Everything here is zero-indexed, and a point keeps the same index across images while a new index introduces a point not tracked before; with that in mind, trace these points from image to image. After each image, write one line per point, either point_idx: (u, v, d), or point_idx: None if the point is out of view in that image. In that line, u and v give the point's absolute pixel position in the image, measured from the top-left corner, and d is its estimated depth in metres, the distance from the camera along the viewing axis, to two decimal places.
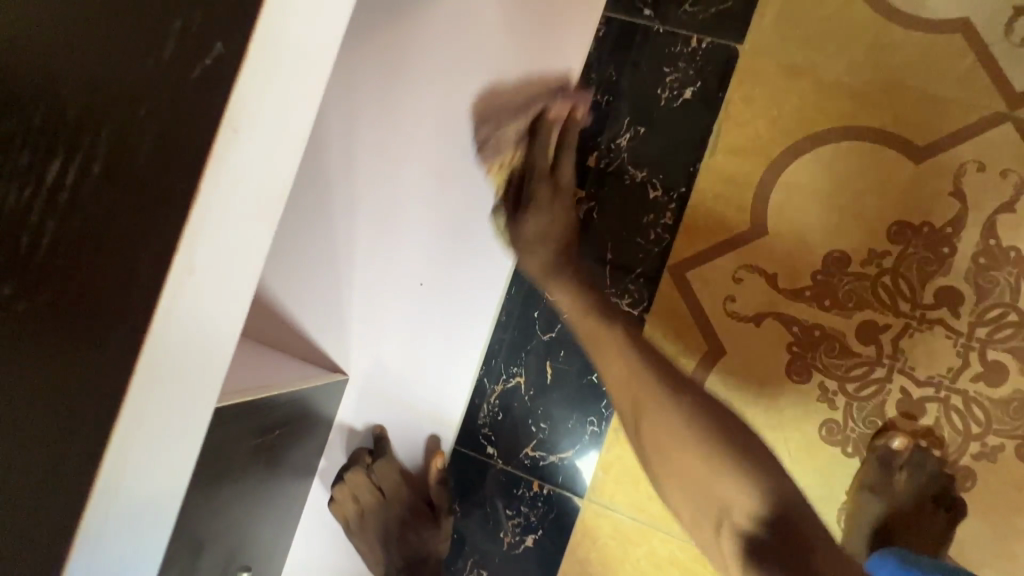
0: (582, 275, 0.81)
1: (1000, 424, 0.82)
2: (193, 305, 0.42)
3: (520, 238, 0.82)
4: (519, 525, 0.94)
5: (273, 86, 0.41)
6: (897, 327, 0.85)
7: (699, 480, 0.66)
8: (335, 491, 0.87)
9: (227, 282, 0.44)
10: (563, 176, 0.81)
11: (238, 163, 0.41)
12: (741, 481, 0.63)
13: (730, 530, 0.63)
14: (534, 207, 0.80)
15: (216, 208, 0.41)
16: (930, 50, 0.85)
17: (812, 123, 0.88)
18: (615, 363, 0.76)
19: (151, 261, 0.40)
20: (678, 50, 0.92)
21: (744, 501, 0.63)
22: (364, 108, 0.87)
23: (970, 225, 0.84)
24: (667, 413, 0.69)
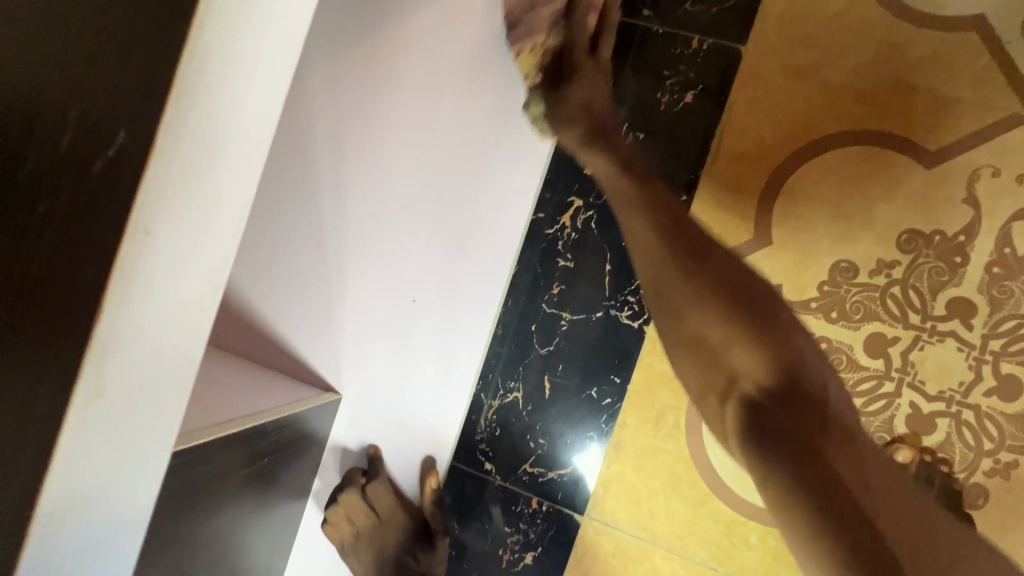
0: (615, 139, 0.74)
1: (1014, 439, 0.79)
2: (107, 420, 0.35)
3: (552, 116, 0.81)
4: (518, 543, 0.93)
5: (201, 150, 0.35)
6: (907, 340, 0.82)
7: (707, 348, 0.50)
8: (330, 513, 0.84)
9: (142, 380, 0.37)
10: (597, 58, 0.81)
11: (162, 244, 0.35)
12: (754, 344, 0.47)
13: (736, 398, 0.47)
14: (576, 81, 0.78)
15: (133, 297, 0.34)
16: (943, 50, 0.81)
17: (819, 127, 0.85)
18: (633, 221, 0.62)
19: (66, 323, 0.32)
20: (679, 53, 0.89)
21: (759, 371, 0.46)
22: (350, 119, 0.76)
23: (984, 234, 0.80)
24: (681, 288, 0.53)
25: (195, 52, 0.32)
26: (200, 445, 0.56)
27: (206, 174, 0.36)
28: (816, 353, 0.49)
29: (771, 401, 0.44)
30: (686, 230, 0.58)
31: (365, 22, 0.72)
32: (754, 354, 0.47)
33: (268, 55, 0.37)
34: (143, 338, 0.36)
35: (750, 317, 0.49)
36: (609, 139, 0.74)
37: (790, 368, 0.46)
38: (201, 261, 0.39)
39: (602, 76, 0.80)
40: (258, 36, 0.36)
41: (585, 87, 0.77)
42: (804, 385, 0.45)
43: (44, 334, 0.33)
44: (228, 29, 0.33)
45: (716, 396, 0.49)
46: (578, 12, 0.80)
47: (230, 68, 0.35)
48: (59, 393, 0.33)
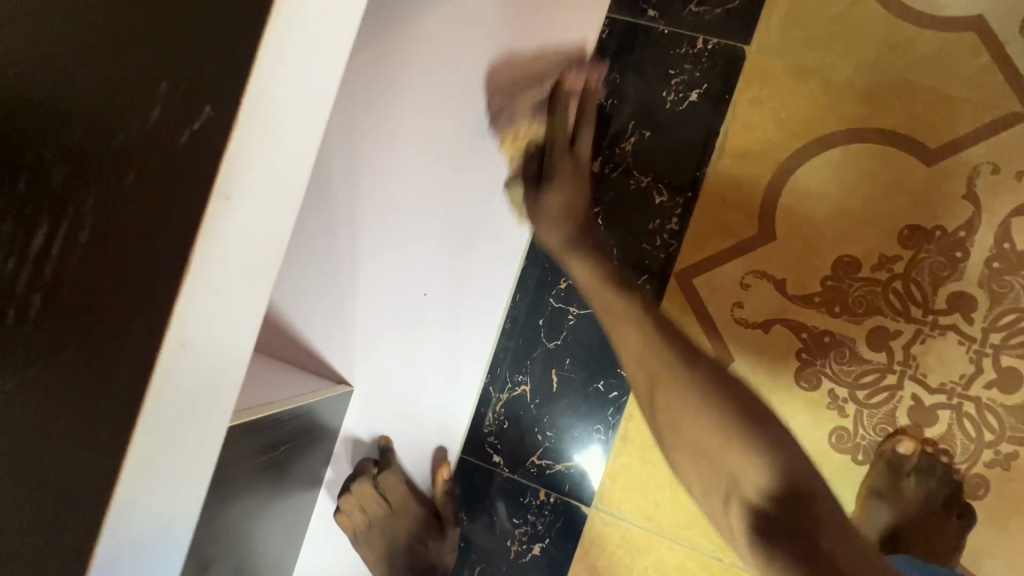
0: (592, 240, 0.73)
1: (1014, 431, 0.81)
2: (186, 381, 0.38)
3: (534, 216, 0.77)
4: (526, 534, 0.94)
5: (267, 145, 0.37)
6: (908, 333, 0.84)
7: (710, 448, 0.55)
8: (342, 500, 0.87)
9: (219, 342, 0.40)
10: (580, 153, 0.76)
11: (230, 232, 0.37)
12: (752, 452, 0.52)
13: (736, 500, 0.52)
14: (556, 185, 0.74)
15: (207, 280, 0.37)
16: (944, 50, 0.83)
17: (821, 125, 0.87)
18: (626, 329, 0.66)
19: (145, 300, 0.36)
20: (684, 52, 0.91)
21: (756, 474, 0.51)
22: (364, 123, 0.86)
23: (984, 229, 0.82)
24: (678, 387, 0.59)
25: (267, 54, 0.35)
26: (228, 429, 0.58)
27: (277, 147, 0.38)
28: (794, 444, 0.54)
29: (772, 502, 0.50)
30: (664, 322, 0.66)
31: (383, 44, 0.85)
32: (750, 459, 0.52)
33: (322, 50, 0.39)
34: (220, 303, 0.39)
35: (741, 418, 0.54)
36: (587, 242, 0.73)
37: (786, 469, 0.51)
38: (268, 231, 0.41)
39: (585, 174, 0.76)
40: (320, 24, 0.38)
41: (565, 193, 0.73)
42: (801, 488, 0.50)
43: (112, 306, 0.36)
44: (289, 30, 0.36)
45: (717, 486, 0.54)
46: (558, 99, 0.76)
47: (290, 66, 0.37)
48: (131, 364, 0.36)
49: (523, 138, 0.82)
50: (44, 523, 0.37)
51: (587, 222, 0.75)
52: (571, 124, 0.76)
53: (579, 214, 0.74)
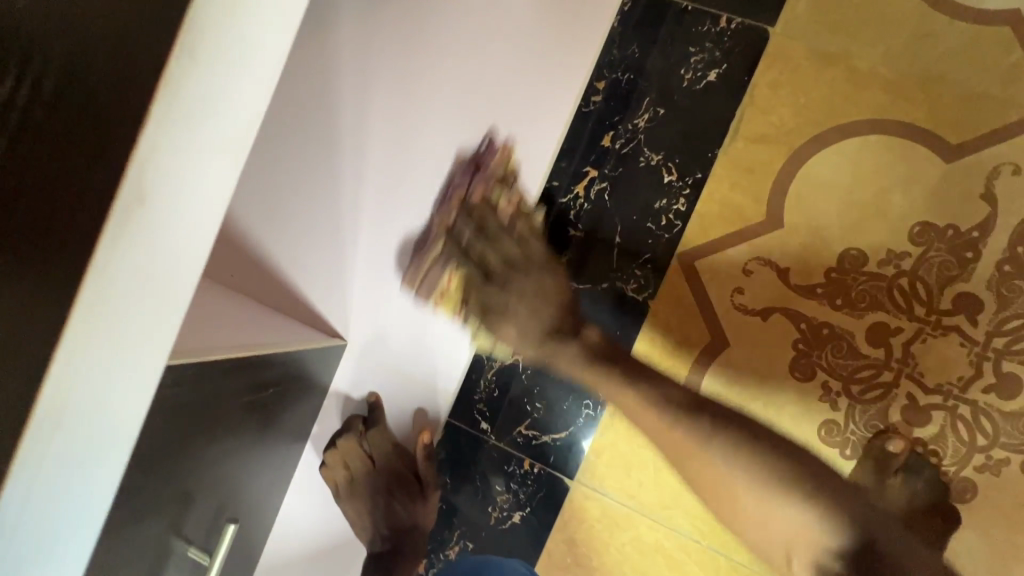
0: (578, 338, 0.78)
1: (1008, 437, 0.79)
2: (137, 270, 0.34)
3: (488, 306, 0.80)
4: (508, 501, 0.95)
5: (241, 11, 0.33)
6: (909, 331, 0.82)
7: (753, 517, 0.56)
8: (326, 456, 0.80)
9: (178, 231, 0.36)
10: (514, 258, 0.80)
11: (195, 105, 0.33)
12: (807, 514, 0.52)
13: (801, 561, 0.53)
14: (502, 323, 0.79)
15: (165, 156, 0.33)
16: (975, 43, 0.80)
17: (839, 112, 0.85)
18: (647, 417, 0.68)
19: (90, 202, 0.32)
20: (706, 30, 0.89)
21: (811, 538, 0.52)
22: (391, 68, 0.75)
23: (998, 231, 0.80)
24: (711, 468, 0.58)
25: None
26: (209, 362, 0.58)
27: (255, 3, 0.33)
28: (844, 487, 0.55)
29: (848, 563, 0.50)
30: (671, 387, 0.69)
31: None
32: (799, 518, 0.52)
33: None
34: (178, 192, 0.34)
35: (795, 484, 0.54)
36: (569, 340, 0.78)
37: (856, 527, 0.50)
38: (249, 107, 0.36)
39: (534, 264, 0.81)
40: None
41: (511, 331, 0.79)
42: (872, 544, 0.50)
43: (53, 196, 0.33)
44: None
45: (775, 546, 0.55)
46: (449, 245, 0.82)
47: None
48: (66, 259, 0.32)
49: (451, 294, 0.85)
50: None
51: (560, 331, 0.79)
52: (471, 249, 0.81)
53: (546, 328, 0.78)
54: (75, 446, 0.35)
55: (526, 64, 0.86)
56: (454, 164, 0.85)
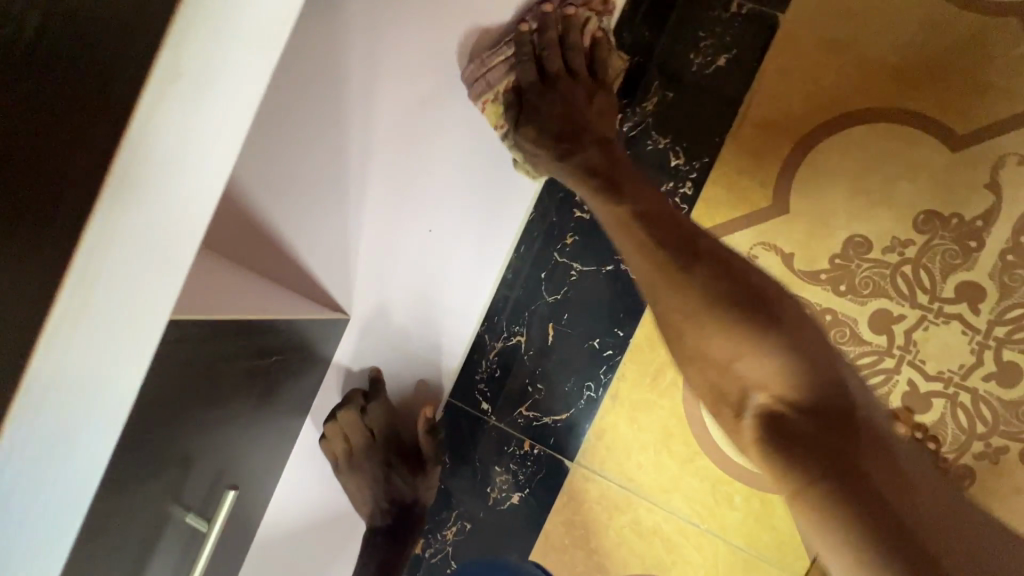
0: (599, 147, 0.70)
1: (1007, 425, 0.80)
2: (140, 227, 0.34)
3: (518, 114, 0.76)
4: (507, 482, 0.95)
5: None
6: (912, 318, 0.83)
7: (714, 360, 0.48)
8: (326, 428, 0.80)
9: (178, 199, 0.35)
10: (579, 70, 0.75)
11: (206, 56, 0.32)
12: (770, 355, 0.46)
13: (751, 412, 0.45)
14: (528, 126, 0.75)
15: (176, 106, 0.32)
16: (983, 33, 0.81)
17: (847, 100, 0.85)
18: (627, 239, 0.59)
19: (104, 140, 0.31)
20: (717, 15, 0.89)
21: (774, 384, 0.45)
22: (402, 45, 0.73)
23: (1002, 220, 0.80)
24: (689, 299, 0.50)
25: None
26: (216, 321, 0.58)
27: None
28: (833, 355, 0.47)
29: (803, 415, 0.43)
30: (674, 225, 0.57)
31: None
32: (769, 361, 0.45)
33: None
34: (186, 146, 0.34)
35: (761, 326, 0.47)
36: (577, 154, 0.71)
37: (821, 385, 0.44)
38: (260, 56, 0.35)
39: (589, 84, 0.76)
40: None
41: (531, 133, 0.74)
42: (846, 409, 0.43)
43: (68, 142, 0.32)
44: None
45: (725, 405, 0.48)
46: (523, 45, 0.75)
47: None
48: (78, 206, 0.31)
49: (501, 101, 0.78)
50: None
51: (568, 145, 0.71)
52: (541, 51, 0.74)
53: (562, 142, 0.72)
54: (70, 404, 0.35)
55: None
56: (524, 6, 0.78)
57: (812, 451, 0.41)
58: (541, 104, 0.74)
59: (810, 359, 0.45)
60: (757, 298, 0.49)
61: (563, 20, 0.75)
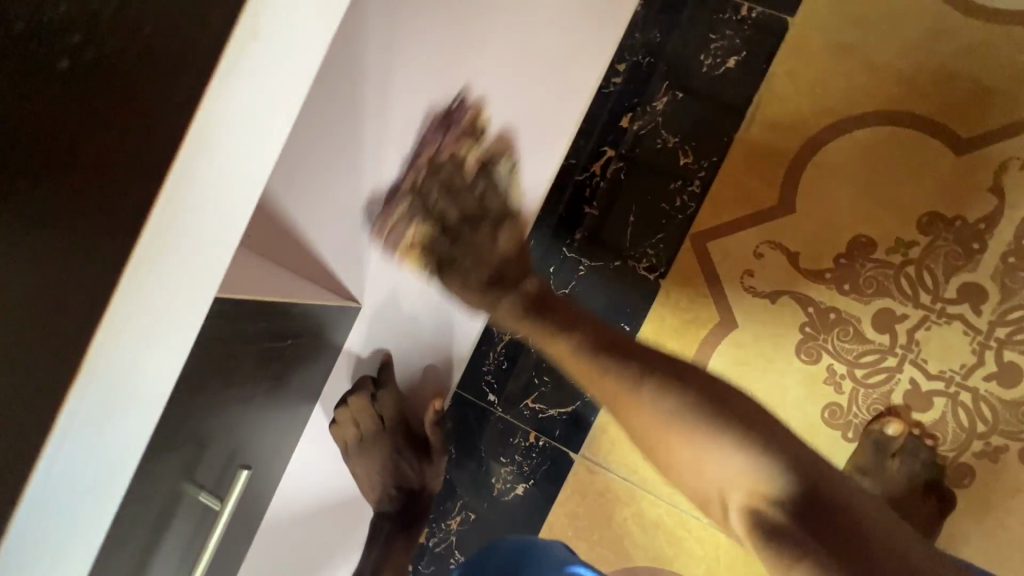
0: (517, 293, 0.74)
1: (1007, 425, 0.81)
2: (207, 193, 0.33)
3: (437, 264, 0.77)
4: (511, 473, 0.96)
5: None
6: (915, 318, 0.84)
7: (680, 463, 0.58)
8: (336, 412, 0.81)
9: (239, 175, 0.34)
10: (489, 208, 0.75)
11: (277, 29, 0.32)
12: (724, 448, 0.55)
13: (733, 511, 0.54)
14: (452, 276, 0.76)
15: (244, 76, 0.32)
16: (988, 40, 0.82)
17: (855, 103, 0.87)
18: (556, 344, 0.70)
19: (167, 97, 0.31)
20: (727, 18, 0.90)
21: (744, 481, 0.53)
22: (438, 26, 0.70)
23: (1005, 223, 0.82)
24: (645, 409, 0.60)
25: None
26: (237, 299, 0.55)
27: None
28: (772, 429, 0.58)
29: (778, 510, 0.51)
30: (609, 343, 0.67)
31: None
32: (727, 455, 0.55)
33: None
34: (251, 120, 0.33)
35: (710, 420, 0.57)
36: (506, 294, 0.75)
37: (797, 479, 0.52)
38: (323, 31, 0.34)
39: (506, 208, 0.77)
40: None
41: (456, 283, 0.76)
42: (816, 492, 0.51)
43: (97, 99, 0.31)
44: None
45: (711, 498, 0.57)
46: (417, 199, 0.73)
47: None
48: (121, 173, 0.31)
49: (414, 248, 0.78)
50: (2, 345, 0.31)
51: (502, 287, 0.75)
52: (436, 210, 0.74)
53: (489, 286, 0.75)
54: (132, 378, 0.34)
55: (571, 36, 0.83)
56: (424, 129, 0.71)
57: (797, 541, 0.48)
58: (464, 270, 0.75)
59: (763, 448, 0.54)
60: (710, 396, 0.59)
61: (446, 171, 0.73)
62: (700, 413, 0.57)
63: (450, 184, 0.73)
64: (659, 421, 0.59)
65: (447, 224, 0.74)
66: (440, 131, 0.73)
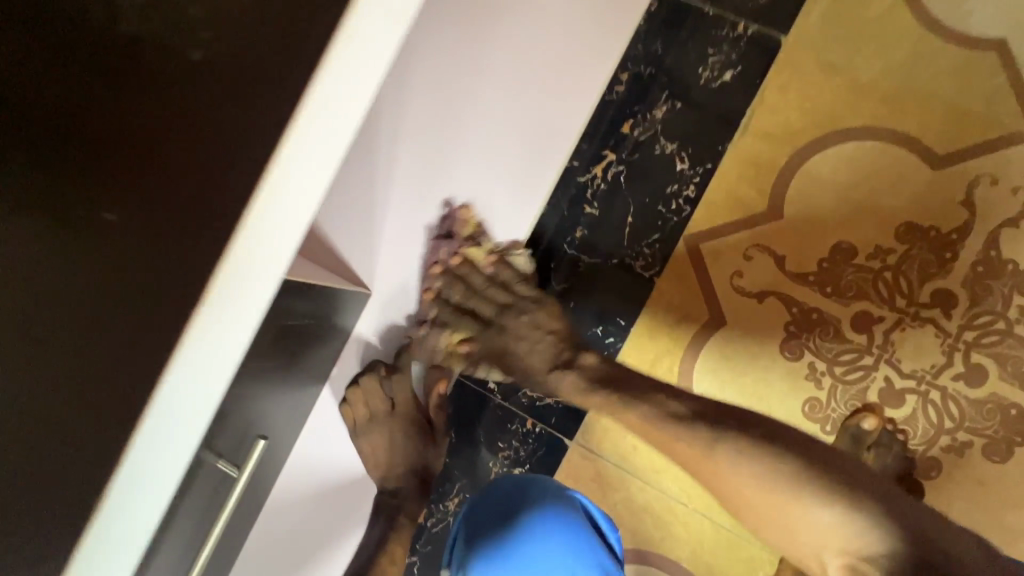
0: (580, 351, 0.84)
1: (972, 422, 0.87)
2: (318, 168, 0.37)
3: (476, 356, 0.86)
4: (508, 458, 1.00)
5: None
6: (890, 321, 0.90)
7: (772, 519, 0.60)
8: (347, 392, 0.83)
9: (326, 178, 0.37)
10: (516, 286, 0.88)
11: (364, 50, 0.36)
12: (816, 508, 0.57)
13: (831, 563, 0.56)
14: (506, 359, 0.85)
15: (335, 91, 0.36)
16: (964, 65, 0.89)
17: (840, 119, 0.93)
18: (634, 412, 0.74)
19: (237, 93, 0.37)
20: (725, 34, 0.96)
21: (836, 535, 0.55)
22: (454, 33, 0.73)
23: (975, 234, 0.88)
24: (728, 470, 0.63)
25: None
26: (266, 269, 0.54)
27: None
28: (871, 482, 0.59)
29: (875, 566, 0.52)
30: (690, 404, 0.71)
31: None
32: (819, 511, 0.56)
33: None
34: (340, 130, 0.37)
35: (800, 474, 0.59)
36: (565, 353, 0.84)
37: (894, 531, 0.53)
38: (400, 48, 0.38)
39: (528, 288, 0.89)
40: None
41: (512, 368, 0.85)
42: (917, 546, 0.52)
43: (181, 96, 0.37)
44: None
45: (803, 549, 0.59)
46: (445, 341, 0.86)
47: None
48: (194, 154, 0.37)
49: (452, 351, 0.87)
50: (99, 294, 0.37)
51: (561, 345, 0.85)
52: (471, 294, 0.86)
53: (554, 340, 0.85)
54: (244, 335, 0.37)
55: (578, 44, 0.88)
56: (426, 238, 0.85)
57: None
58: (516, 335, 0.85)
59: (857, 503, 0.55)
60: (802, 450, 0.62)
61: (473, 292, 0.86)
62: (785, 468, 0.60)
63: (478, 281, 0.87)
64: (746, 485, 0.61)
65: (484, 318, 0.86)
66: (443, 238, 0.86)
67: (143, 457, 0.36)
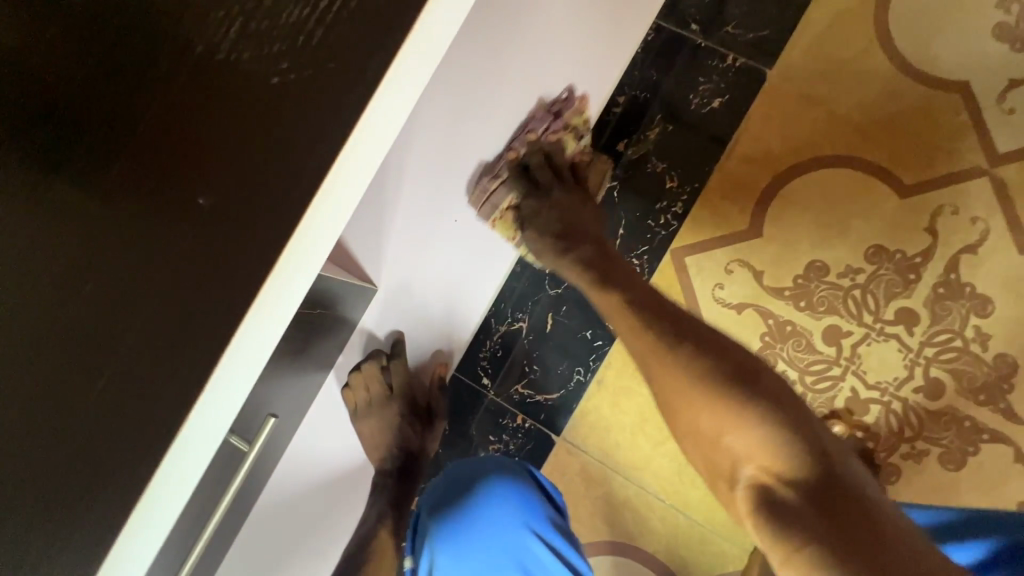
0: (592, 247, 0.81)
1: (929, 432, 0.94)
2: (363, 171, 0.39)
3: (522, 218, 0.86)
4: (498, 450, 1.07)
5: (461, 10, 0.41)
6: (858, 335, 0.97)
7: (700, 430, 0.54)
8: (352, 376, 0.87)
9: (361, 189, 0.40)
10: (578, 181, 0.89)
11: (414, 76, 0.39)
12: (755, 423, 0.51)
13: (743, 482, 0.49)
14: (534, 222, 0.84)
15: (387, 114, 0.39)
16: (930, 104, 0.97)
17: (817, 148, 1.01)
18: (621, 321, 0.69)
19: (253, 74, 0.35)
20: (715, 65, 1.04)
21: (760, 454, 0.49)
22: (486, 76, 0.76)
23: (937, 259, 0.96)
24: (677, 369, 0.58)
25: None
26: None
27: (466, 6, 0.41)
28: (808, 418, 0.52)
29: (791, 489, 0.46)
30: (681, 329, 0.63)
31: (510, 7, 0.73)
32: (753, 427, 0.50)
33: None
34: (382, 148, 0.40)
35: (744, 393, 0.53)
36: (574, 248, 0.81)
37: (818, 461, 0.47)
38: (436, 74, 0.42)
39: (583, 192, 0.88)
40: None
41: (537, 231, 0.84)
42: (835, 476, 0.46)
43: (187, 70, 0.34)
44: None
45: (719, 474, 0.53)
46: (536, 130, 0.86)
47: None
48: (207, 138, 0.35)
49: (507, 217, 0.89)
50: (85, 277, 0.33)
51: (574, 239, 0.81)
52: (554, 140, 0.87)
53: (572, 247, 0.81)
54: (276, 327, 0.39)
55: (586, 70, 0.93)
56: (537, 106, 0.85)
57: (802, 518, 0.43)
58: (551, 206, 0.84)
59: (795, 433, 0.49)
60: (749, 377, 0.55)
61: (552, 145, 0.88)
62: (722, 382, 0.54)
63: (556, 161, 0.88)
64: (689, 394, 0.56)
65: (539, 187, 0.85)
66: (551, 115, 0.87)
67: (180, 446, 0.37)
